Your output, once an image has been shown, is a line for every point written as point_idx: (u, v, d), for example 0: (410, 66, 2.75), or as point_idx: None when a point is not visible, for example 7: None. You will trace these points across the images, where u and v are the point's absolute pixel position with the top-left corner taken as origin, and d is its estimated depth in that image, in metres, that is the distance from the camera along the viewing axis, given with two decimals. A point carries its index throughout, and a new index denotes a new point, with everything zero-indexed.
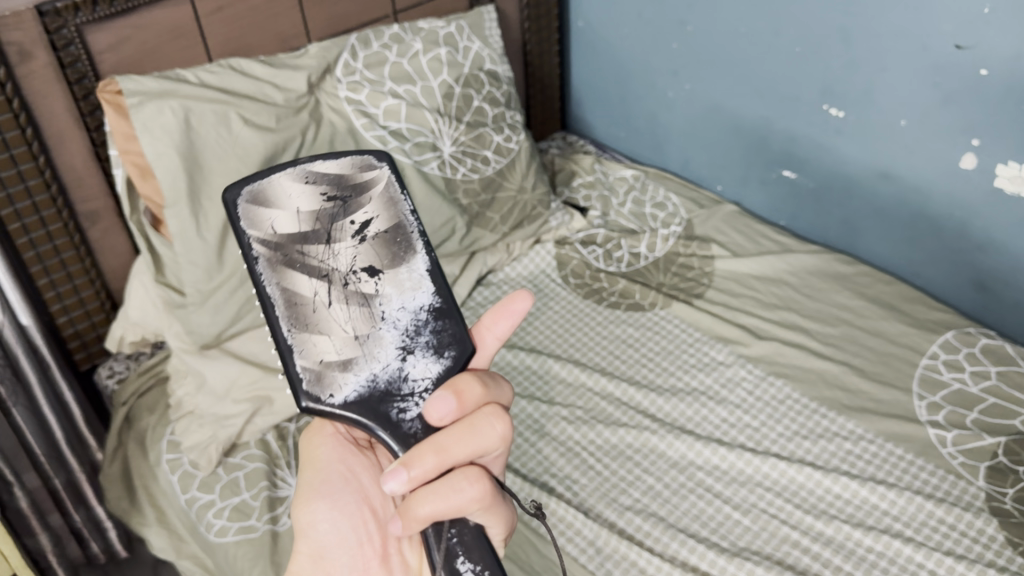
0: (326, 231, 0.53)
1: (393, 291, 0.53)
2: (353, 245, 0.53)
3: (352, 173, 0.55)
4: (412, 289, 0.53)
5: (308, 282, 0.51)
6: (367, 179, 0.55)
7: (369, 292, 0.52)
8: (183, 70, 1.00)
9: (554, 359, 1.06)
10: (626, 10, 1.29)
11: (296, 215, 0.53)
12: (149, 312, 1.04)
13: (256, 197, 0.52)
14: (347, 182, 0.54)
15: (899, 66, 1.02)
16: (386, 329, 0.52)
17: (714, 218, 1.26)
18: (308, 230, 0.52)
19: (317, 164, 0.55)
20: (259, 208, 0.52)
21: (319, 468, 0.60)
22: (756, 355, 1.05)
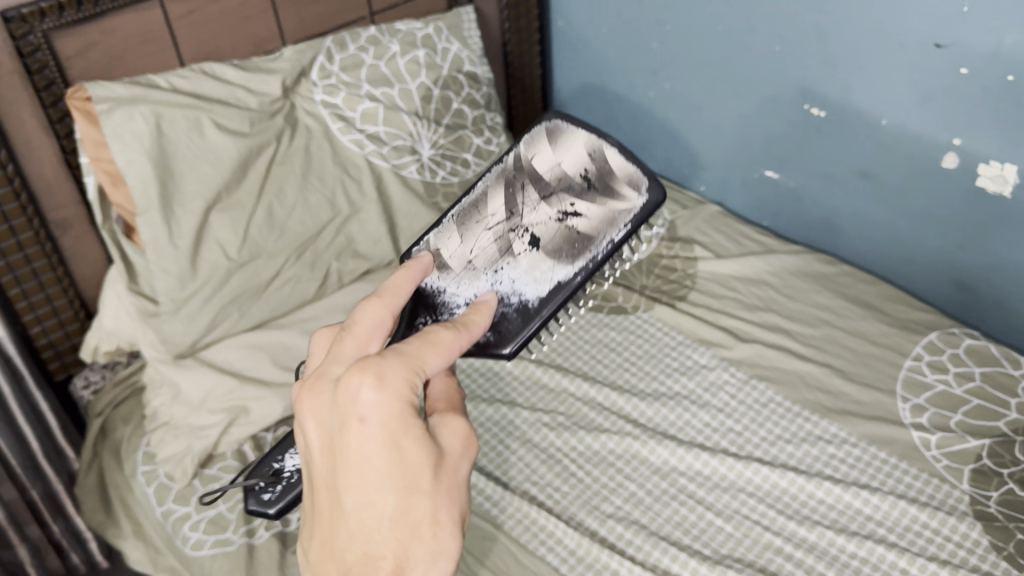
0: (551, 191, 0.73)
1: (525, 265, 0.71)
2: (549, 214, 0.73)
3: (620, 180, 0.73)
4: (532, 281, 0.70)
5: (495, 204, 0.75)
6: (558, 135, 0.75)
7: (514, 248, 0.72)
8: (155, 76, 0.99)
9: (535, 364, 1.05)
10: (605, 9, 1.27)
11: (556, 163, 0.75)
12: (124, 322, 1.02)
13: (552, 129, 0.76)
14: (604, 178, 0.73)
15: (875, 64, 1.01)
16: (488, 278, 0.71)
17: (697, 219, 1.25)
18: (544, 178, 0.74)
19: (565, 160, 0.75)
20: (545, 137, 0.76)
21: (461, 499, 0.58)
22: (738, 358, 1.04)
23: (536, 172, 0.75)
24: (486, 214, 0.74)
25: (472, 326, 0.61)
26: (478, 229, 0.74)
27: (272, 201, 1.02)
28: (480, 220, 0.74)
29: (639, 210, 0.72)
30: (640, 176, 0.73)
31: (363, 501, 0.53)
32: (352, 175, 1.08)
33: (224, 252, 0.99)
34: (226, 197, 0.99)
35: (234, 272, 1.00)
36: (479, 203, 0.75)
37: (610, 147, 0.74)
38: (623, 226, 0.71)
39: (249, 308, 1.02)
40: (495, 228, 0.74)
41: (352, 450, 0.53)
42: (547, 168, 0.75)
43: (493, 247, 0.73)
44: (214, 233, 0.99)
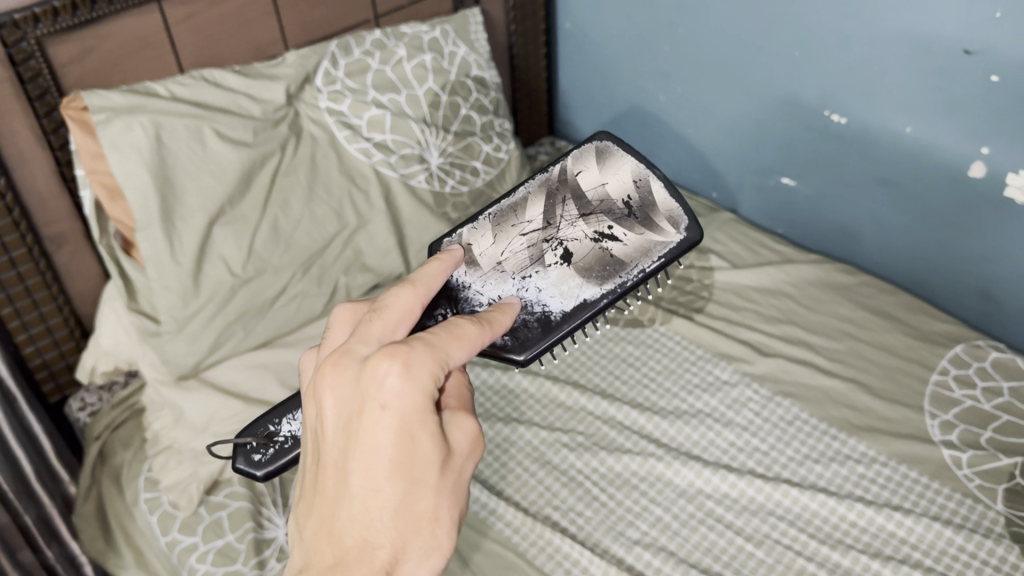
0: (591, 211, 0.72)
1: (554, 277, 0.69)
2: (586, 232, 0.72)
3: (661, 216, 0.72)
4: (560, 294, 0.68)
5: (534, 212, 0.74)
6: (606, 162, 0.75)
7: (546, 259, 0.70)
8: (153, 83, 0.94)
9: (551, 381, 1.01)
10: (615, 10, 1.24)
11: (601, 184, 0.74)
12: (123, 342, 0.98)
13: (602, 153, 0.76)
14: (644, 208, 0.72)
15: (900, 70, 0.98)
16: (514, 281, 0.69)
17: (711, 227, 1.22)
18: (585, 196, 0.74)
19: (610, 185, 0.74)
20: (593, 158, 0.76)
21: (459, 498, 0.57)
22: (761, 373, 1.01)
23: (579, 192, 0.74)
24: (523, 219, 0.73)
25: (493, 322, 0.60)
26: (512, 232, 0.73)
27: (277, 214, 0.98)
28: (517, 225, 0.73)
29: (676, 245, 0.70)
30: (681, 215, 0.72)
31: (372, 487, 0.51)
32: (359, 186, 1.04)
33: (227, 268, 0.95)
34: (229, 210, 0.95)
35: (239, 289, 0.96)
36: (517, 208, 0.74)
37: (656, 181, 0.73)
38: (657, 257, 0.70)
39: (254, 326, 0.98)
40: (530, 236, 0.72)
41: (367, 434, 0.51)
42: (591, 187, 0.74)
43: (525, 253, 0.71)
44: (217, 248, 0.95)
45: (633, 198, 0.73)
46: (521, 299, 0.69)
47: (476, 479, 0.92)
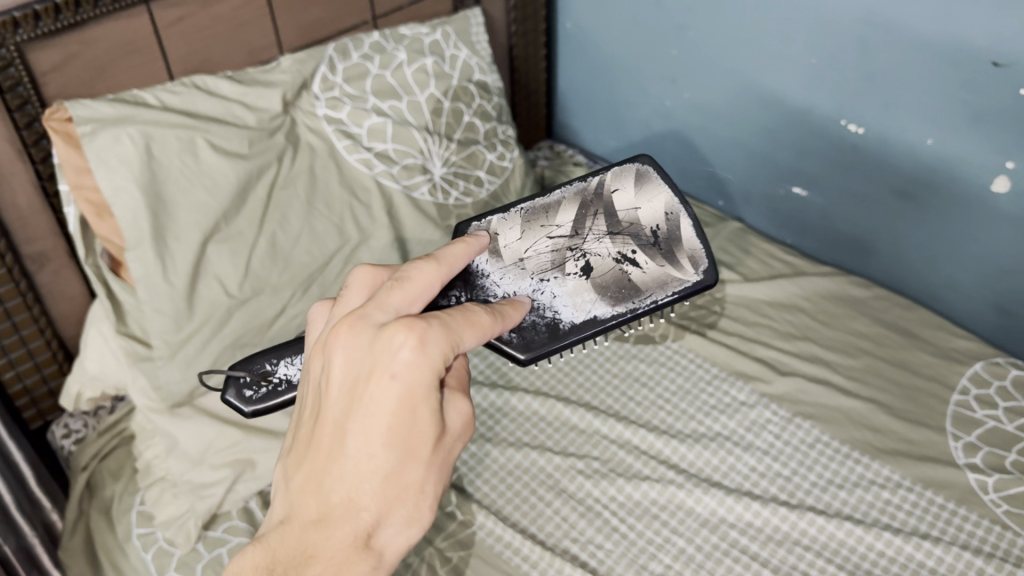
0: (619, 232, 0.69)
1: (566, 288, 0.66)
2: (609, 250, 0.68)
3: (682, 254, 0.68)
4: (573, 304, 0.65)
5: (563, 216, 0.71)
6: (639, 185, 0.72)
7: (565, 266, 0.68)
8: (142, 92, 0.88)
9: (563, 403, 0.97)
10: (620, 11, 1.19)
11: (633, 207, 0.71)
12: (110, 366, 0.92)
13: (639, 176, 0.73)
14: (668, 241, 0.69)
15: (922, 80, 0.95)
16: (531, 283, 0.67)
17: (719, 237, 1.18)
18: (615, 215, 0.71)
19: (642, 210, 0.71)
20: (632, 179, 0.72)
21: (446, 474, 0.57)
22: (779, 393, 0.98)
23: (610, 207, 0.71)
24: (553, 222, 0.70)
25: (508, 318, 0.58)
26: (536, 231, 0.70)
27: (275, 230, 0.92)
28: (546, 226, 0.70)
29: (692, 284, 0.67)
30: (700, 254, 0.68)
31: (366, 451, 0.51)
32: (360, 199, 0.99)
33: (223, 289, 0.89)
34: (225, 227, 0.89)
35: (235, 310, 0.90)
36: (550, 209, 0.71)
37: (685, 219, 0.70)
38: (671, 291, 0.66)
39: (252, 349, 0.92)
40: (556, 240, 0.69)
41: (372, 399, 0.50)
42: (623, 208, 0.71)
43: (548, 255, 0.68)
44: (212, 267, 0.89)
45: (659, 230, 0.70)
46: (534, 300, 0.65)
47: (488, 510, 0.88)
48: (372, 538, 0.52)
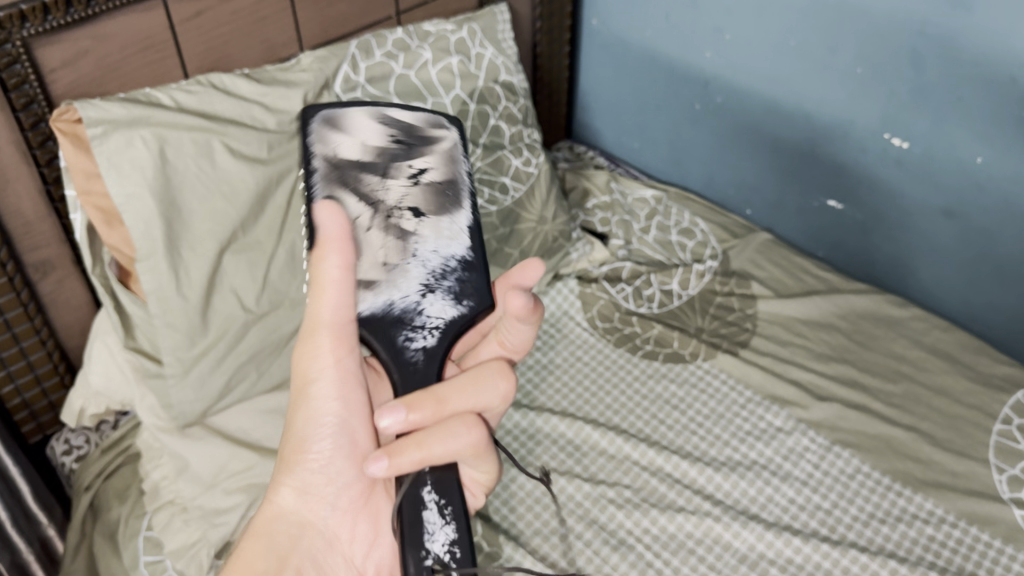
0: (385, 165, 0.53)
1: (431, 233, 0.53)
2: (405, 185, 0.53)
3: (424, 126, 0.56)
4: (449, 238, 0.53)
5: (352, 206, 0.51)
6: (437, 134, 0.56)
7: (410, 229, 0.52)
8: (156, 91, 0.83)
9: (591, 425, 0.93)
10: (652, 10, 1.15)
11: (361, 146, 0.54)
12: (117, 381, 0.87)
13: (327, 119, 0.54)
14: (418, 131, 0.55)
15: (977, 95, 0.91)
16: (414, 264, 0.52)
17: (748, 248, 1.14)
18: (367, 161, 0.53)
19: (393, 109, 0.56)
20: (328, 131, 0.54)
21: (309, 402, 0.55)
22: (817, 420, 0.94)
23: (357, 160, 0.53)
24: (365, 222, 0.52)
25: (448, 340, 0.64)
26: (362, 237, 0.51)
27: (295, 240, 0.88)
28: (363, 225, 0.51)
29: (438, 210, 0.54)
30: (440, 118, 0.57)
31: None
32: None
33: (240, 302, 0.84)
34: (242, 237, 0.84)
35: (252, 326, 0.85)
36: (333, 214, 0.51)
37: (392, 109, 0.56)
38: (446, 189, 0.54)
39: (268, 366, 0.87)
40: (373, 225, 0.52)
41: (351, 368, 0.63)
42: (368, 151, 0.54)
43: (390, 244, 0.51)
44: (228, 279, 0.84)
45: (329, 126, 0.54)
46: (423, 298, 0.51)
47: (515, 540, 0.83)
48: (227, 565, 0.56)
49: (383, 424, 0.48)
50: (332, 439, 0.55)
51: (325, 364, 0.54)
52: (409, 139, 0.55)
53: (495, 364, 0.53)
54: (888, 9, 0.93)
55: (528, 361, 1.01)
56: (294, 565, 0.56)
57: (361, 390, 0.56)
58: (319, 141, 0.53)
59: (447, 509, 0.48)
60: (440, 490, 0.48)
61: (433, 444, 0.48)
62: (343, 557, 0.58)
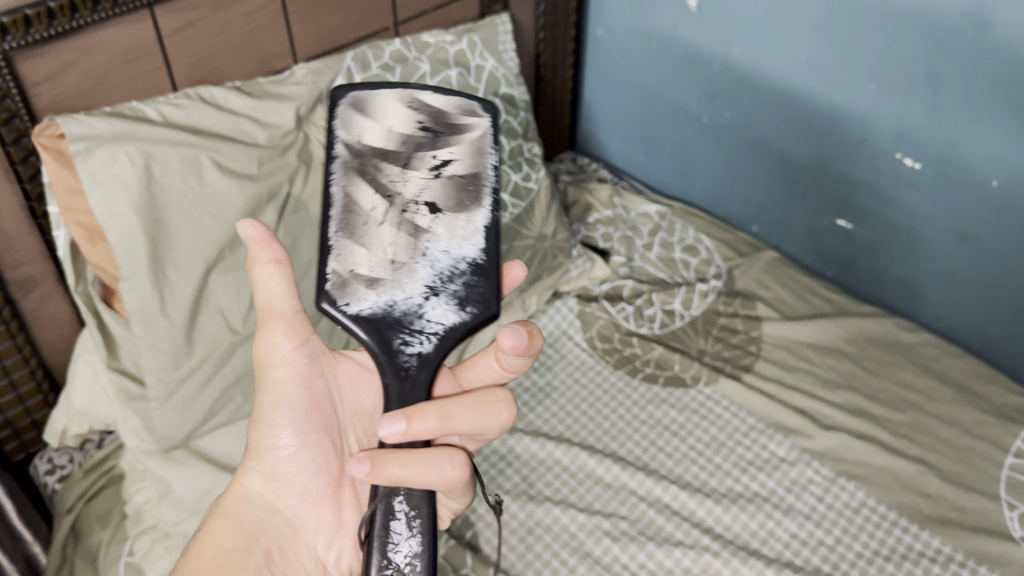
0: (407, 157, 0.58)
1: (445, 232, 0.57)
2: (426, 177, 0.57)
3: (455, 112, 0.59)
4: (463, 238, 0.57)
5: (369, 197, 0.56)
6: (467, 122, 0.59)
7: (423, 225, 0.56)
8: (143, 105, 0.80)
9: (588, 452, 0.90)
10: (659, 21, 1.11)
11: (385, 131, 0.58)
12: (100, 401, 0.84)
13: (355, 103, 0.58)
14: (448, 118, 0.59)
15: (994, 117, 0.87)
16: (422, 265, 0.56)
17: (754, 267, 1.11)
18: (391, 150, 0.57)
19: (425, 92, 0.59)
20: (354, 114, 0.58)
21: (272, 390, 0.60)
22: (822, 450, 0.92)
23: (380, 148, 0.57)
24: (370, 213, 0.56)
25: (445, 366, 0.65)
26: (373, 229, 0.56)
27: None
28: (367, 218, 0.56)
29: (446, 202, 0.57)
30: (475, 103, 0.60)
31: None
32: None
33: (226, 324, 0.82)
34: (230, 256, 0.82)
35: (239, 347, 0.82)
36: (351, 204, 0.56)
37: (423, 93, 0.59)
38: (456, 185, 0.58)
39: None
40: (386, 218, 0.56)
41: None
42: (386, 137, 0.58)
43: (400, 235, 0.56)
44: (214, 299, 0.81)
45: (363, 109, 0.58)
46: (433, 288, 0.55)
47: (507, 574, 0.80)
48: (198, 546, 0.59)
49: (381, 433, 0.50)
50: (296, 426, 0.60)
51: (276, 350, 0.59)
52: (438, 128, 0.59)
53: (502, 394, 0.56)
54: (904, 26, 0.89)
55: (524, 383, 0.98)
56: (262, 546, 0.60)
57: (319, 375, 0.61)
58: (347, 126, 0.57)
59: (415, 524, 0.52)
60: (411, 503, 0.52)
61: (414, 466, 0.51)
62: (309, 547, 0.62)
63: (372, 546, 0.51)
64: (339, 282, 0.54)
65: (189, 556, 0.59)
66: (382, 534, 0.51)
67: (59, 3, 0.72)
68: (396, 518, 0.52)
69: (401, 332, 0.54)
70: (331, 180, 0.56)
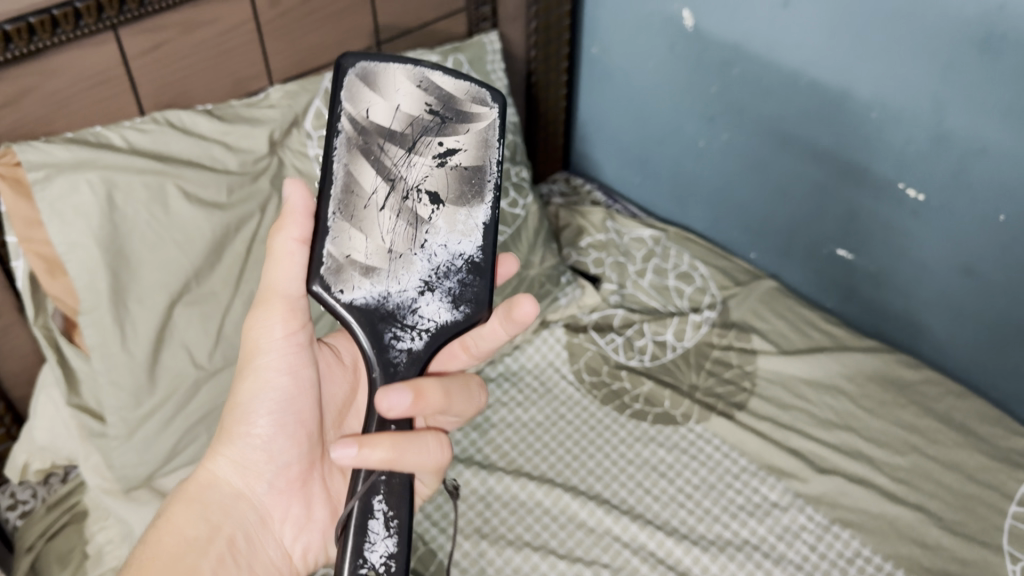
0: (412, 140, 0.55)
1: (444, 225, 0.55)
2: (431, 165, 0.55)
3: (465, 98, 0.57)
4: (462, 234, 0.55)
5: (371, 178, 0.54)
6: (475, 112, 0.57)
7: (423, 216, 0.54)
8: (107, 130, 0.77)
9: (570, 494, 0.86)
10: (654, 39, 1.07)
11: (393, 110, 0.55)
12: (62, 437, 0.81)
13: (366, 76, 0.55)
14: (456, 105, 0.56)
15: (1002, 148, 0.83)
16: (420, 257, 0.54)
17: (750, 297, 1.07)
18: (395, 131, 0.55)
19: (436, 73, 0.56)
20: (364, 87, 0.55)
21: (259, 378, 0.59)
22: (816, 495, 0.88)
23: (386, 128, 0.55)
24: (370, 197, 0.54)
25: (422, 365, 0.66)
26: (373, 214, 0.54)
27: (253, 291, 0.81)
28: (367, 201, 0.54)
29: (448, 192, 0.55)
30: (484, 91, 0.57)
31: None
32: None
33: (191, 359, 0.78)
34: (196, 288, 0.78)
35: (204, 383, 0.79)
36: (352, 186, 0.53)
37: (435, 72, 0.56)
38: (461, 177, 0.56)
39: None
40: (387, 204, 0.54)
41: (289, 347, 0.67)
42: (392, 116, 0.55)
43: (398, 223, 0.54)
44: (178, 334, 0.78)
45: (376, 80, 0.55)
46: (427, 282, 0.54)
47: None
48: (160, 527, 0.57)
49: (388, 403, 0.51)
50: (277, 417, 0.59)
51: (269, 338, 0.58)
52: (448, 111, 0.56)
53: (479, 378, 0.60)
54: (907, 51, 0.85)
55: (507, 418, 0.94)
56: (226, 534, 0.58)
57: (308, 367, 0.60)
58: (358, 98, 0.55)
59: (393, 523, 0.50)
60: (389, 503, 0.51)
61: (406, 446, 0.51)
62: (274, 536, 0.61)
63: (348, 540, 0.49)
64: (334, 266, 0.53)
65: (149, 538, 0.57)
66: (360, 532, 0.50)
67: (15, 26, 0.68)
68: (376, 516, 0.50)
69: (391, 325, 0.53)
70: (333, 158, 0.53)
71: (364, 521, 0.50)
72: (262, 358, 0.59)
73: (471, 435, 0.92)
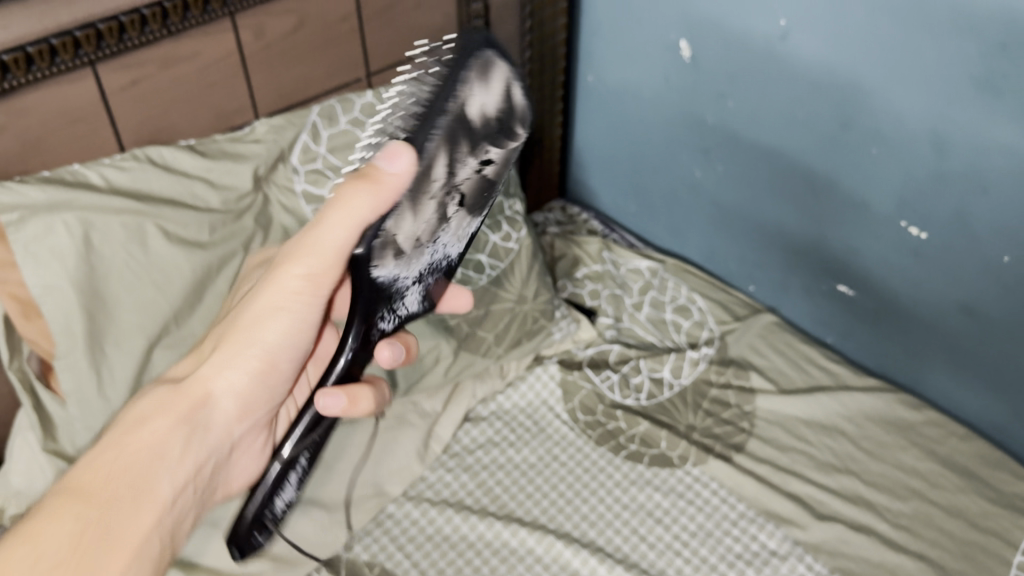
0: (492, 145, 0.48)
1: (455, 227, 0.53)
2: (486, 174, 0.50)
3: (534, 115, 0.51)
4: (456, 239, 0.54)
5: (443, 169, 0.47)
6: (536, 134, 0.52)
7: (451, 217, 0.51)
8: (85, 168, 0.74)
9: (563, 541, 0.83)
10: (650, 69, 1.05)
11: (489, 109, 0.47)
12: (36, 483, 0.78)
13: (485, 64, 0.46)
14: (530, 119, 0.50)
15: (1004, 188, 0.80)
16: (428, 252, 0.52)
17: (749, 332, 1.05)
18: (483, 132, 0.47)
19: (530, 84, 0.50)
20: (475, 74, 0.45)
21: (282, 326, 0.58)
22: (816, 543, 0.85)
23: (478, 124, 0.47)
24: (434, 185, 0.47)
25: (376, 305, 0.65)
26: (425, 206, 0.48)
27: None
28: (430, 189, 0.47)
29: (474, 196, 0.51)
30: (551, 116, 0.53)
31: None
32: None
33: None
34: (175, 330, 0.76)
35: None
36: (427, 171, 0.46)
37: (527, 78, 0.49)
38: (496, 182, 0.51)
39: None
40: (439, 198, 0.48)
41: None
42: (484, 112, 0.47)
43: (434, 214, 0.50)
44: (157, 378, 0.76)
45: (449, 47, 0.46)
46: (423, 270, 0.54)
47: None
48: (137, 426, 0.54)
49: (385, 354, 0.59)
50: (283, 361, 0.60)
51: (308, 293, 0.56)
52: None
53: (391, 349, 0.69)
54: (907, 89, 0.83)
55: (499, 459, 0.92)
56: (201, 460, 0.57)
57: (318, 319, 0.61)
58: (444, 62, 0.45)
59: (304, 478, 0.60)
60: (308, 460, 0.60)
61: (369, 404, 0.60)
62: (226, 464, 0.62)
63: (281, 477, 0.57)
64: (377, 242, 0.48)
65: (128, 437, 0.54)
66: (297, 473, 0.59)
67: None
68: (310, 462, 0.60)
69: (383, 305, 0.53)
70: (427, 140, 0.45)
71: (299, 464, 0.59)
72: (293, 307, 0.57)
73: (461, 477, 0.90)
